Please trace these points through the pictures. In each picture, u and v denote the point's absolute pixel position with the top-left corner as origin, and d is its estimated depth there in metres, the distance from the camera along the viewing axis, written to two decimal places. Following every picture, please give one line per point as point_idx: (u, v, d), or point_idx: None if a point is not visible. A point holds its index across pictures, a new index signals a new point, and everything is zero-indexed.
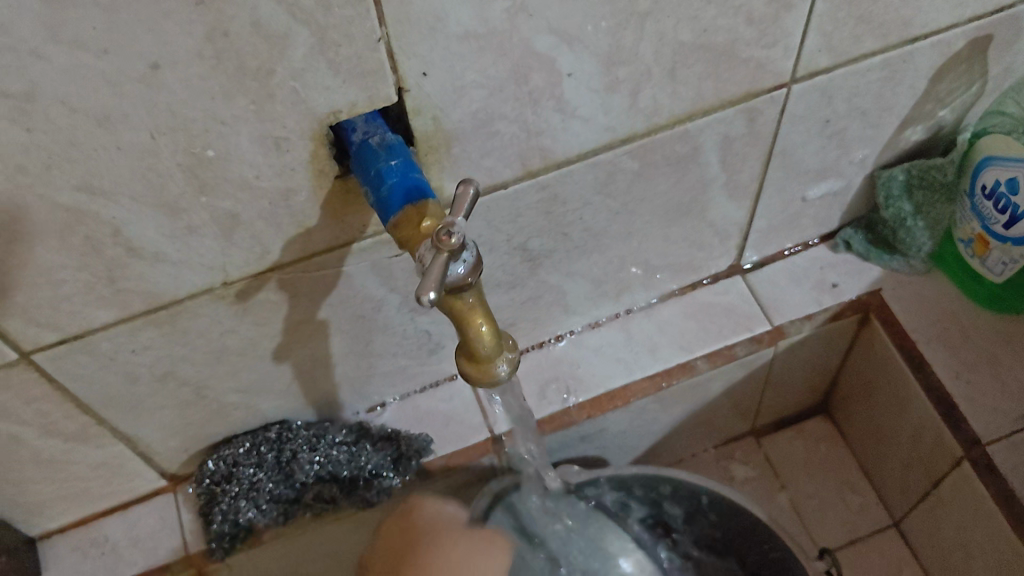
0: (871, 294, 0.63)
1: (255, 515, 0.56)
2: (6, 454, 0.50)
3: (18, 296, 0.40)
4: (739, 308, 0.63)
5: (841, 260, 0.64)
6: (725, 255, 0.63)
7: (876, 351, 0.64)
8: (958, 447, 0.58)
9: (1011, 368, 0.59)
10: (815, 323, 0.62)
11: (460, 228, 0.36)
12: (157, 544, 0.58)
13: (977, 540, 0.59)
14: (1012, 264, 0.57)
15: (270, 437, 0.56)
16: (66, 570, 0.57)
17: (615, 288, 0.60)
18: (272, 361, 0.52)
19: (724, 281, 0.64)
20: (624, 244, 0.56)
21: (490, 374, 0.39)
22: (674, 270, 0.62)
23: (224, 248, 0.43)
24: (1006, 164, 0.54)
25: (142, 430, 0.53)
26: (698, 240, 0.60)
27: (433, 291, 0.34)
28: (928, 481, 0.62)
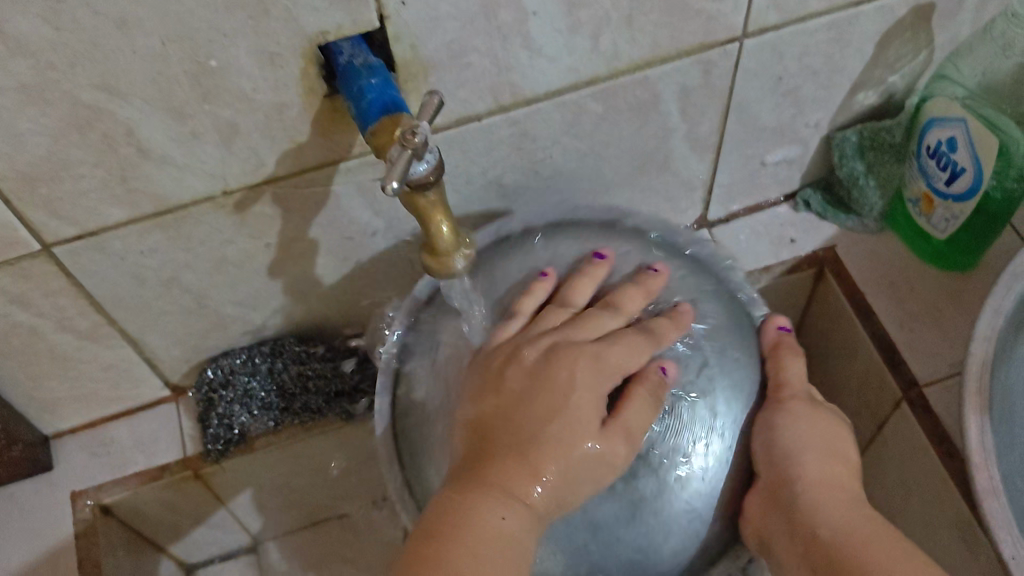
0: (826, 250, 0.68)
1: (247, 419, 0.63)
2: (25, 346, 0.55)
3: (43, 188, 0.46)
4: None
5: (800, 218, 0.70)
6: (690, 207, 0.68)
7: (829, 303, 0.70)
8: (899, 388, 0.63)
9: (952, 319, 0.63)
10: (772, 274, 0.68)
11: (423, 130, 0.41)
12: (158, 446, 0.63)
13: (916, 474, 0.64)
14: (954, 220, 0.61)
15: (264, 350, 0.63)
16: (74, 466, 0.63)
17: None
18: (267, 275, 0.58)
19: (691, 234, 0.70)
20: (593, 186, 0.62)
21: (447, 266, 0.45)
22: None
23: (224, 157, 0.48)
24: (945, 124, 0.58)
25: (148, 334, 0.59)
26: (663, 190, 0.65)
27: (397, 181, 0.39)
28: (874, 425, 0.68)
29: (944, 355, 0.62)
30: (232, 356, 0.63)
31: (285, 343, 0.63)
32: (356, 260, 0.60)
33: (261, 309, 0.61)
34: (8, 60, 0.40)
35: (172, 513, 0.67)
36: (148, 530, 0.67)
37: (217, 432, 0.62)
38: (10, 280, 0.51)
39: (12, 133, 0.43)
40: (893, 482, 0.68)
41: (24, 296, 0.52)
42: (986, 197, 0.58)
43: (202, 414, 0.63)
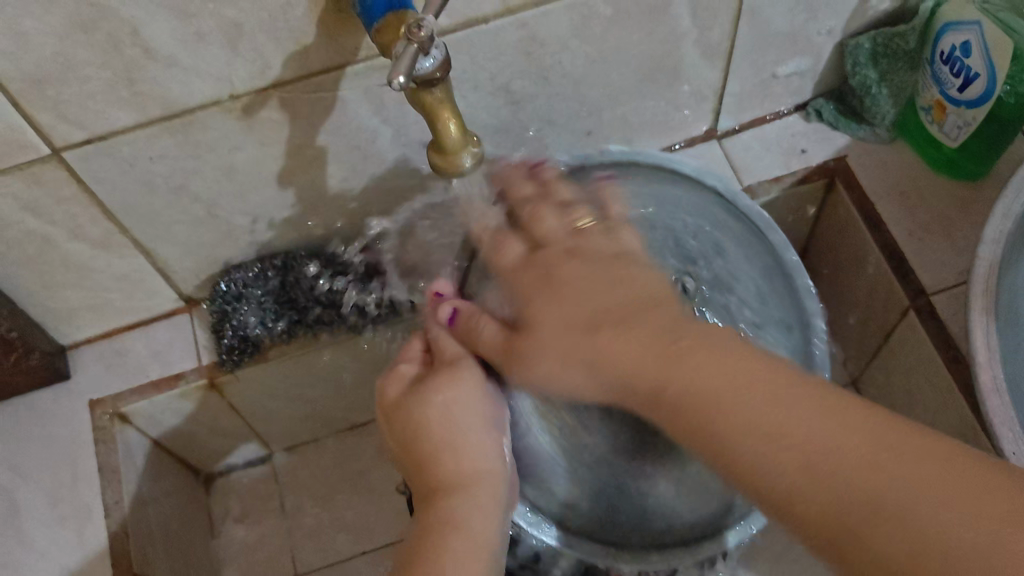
0: (837, 161, 0.67)
1: (261, 330, 0.63)
2: (39, 254, 0.56)
3: (50, 90, 0.46)
4: (713, 169, 0.68)
5: (811, 129, 0.69)
6: (700, 117, 0.67)
7: (839, 214, 0.69)
8: (906, 298, 0.63)
9: (963, 229, 0.63)
10: (782, 185, 0.67)
11: (429, 24, 0.40)
12: (173, 356, 0.64)
13: (920, 383, 0.64)
14: (966, 126, 0.60)
15: (276, 263, 0.63)
16: (92, 375, 0.64)
17: (597, 141, 0.66)
18: (276, 184, 0.58)
19: (701, 146, 0.69)
20: (602, 94, 0.61)
21: (455, 164, 0.45)
22: (652, 128, 0.67)
23: (230, 59, 0.48)
24: (960, 29, 0.57)
25: (160, 244, 0.59)
26: (673, 100, 0.64)
27: (403, 75, 0.39)
28: (881, 335, 0.68)
29: (953, 263, 0.62)
30: (244, 269, 0.63)
31: (297, 257, 0.64)
32: (366, 170, 0.60)
33: (272, 220, 0.61)
34: None
35: (189, 422, 0.68)
36: (166, 438, 0.69)
37: (234, 343, 0.63)
38: (21, 186, 0.51)
39: (16, 31, 0.43)
40: (899, 392, 0.68)
41: (36, 203, 0.52)
42: (1001, 100, 0.57)
43: (220, 325, 0.63)
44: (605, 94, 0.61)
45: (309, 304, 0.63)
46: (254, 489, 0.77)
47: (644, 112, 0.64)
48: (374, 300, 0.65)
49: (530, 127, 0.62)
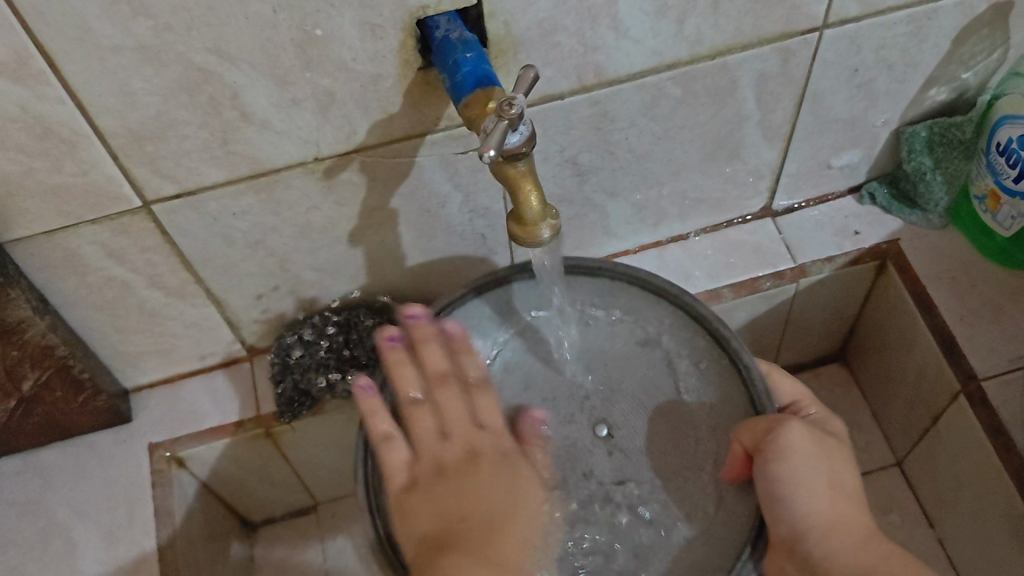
0: (889, 243, 0.69)
1: (323, 387, 0.64)
2: (117, 300, 0.58)
3: (150, 147, 0.48)
4: (766, 246, 0.70)
5: (864, 211, 0.70)
6: (755, 196, 0.69)
7: (890, 296, 0.70)
8: (957, 381, 0.63)
9: (1014, 316, 0.64)
10: (834, 265, 0.69)
11: (520, 102, 0.42)
12: (233, 404, 0.66)
13: (970, 468, 0.64)
14: (1019, 218, 0.61)
15: (339, 321, 0.64)
16: (152, 419, 0.66)
17: (654, 216, 0.68)
18: (347, 242, 0.60)
19: (755, 223, 0.71)
20: (664, 171, 0.63)
21: (534, 236, 0.46)
22: (708, 204, 0.68)
23: (320, 124, 0.50)
24: (1018, 122, 0.58)
25: (230, 295, 0.61)
26: (732, 178, 0.66)
27: (493, 150, 0.41)
28: (929, 418, 0.69)
29: (1004, 350, 0.63)
30: (308, 323, 0.65)
31: (359, 315, 0.64)
32: (432, 234, 0.62)
33: (340, 278, 0.63)
34: (132, 22, 0.42)
35: (240, 469, 0.69)
36: (216, 484, 0.69)
37: (293, 396, 0.64)
38: (109, 234, 0.53)
39: (126, 92, 0.45)
40: (946, 475, 0.69)
41: (120, 251, 0.54)
42: None
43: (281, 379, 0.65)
44: (666, 170, 0.63)
45: (370, 362, 0.64)
46: (296, 541, 0.77)
47: (702, 188, 0.66)
48: None
49: (592, 199, 0.64)
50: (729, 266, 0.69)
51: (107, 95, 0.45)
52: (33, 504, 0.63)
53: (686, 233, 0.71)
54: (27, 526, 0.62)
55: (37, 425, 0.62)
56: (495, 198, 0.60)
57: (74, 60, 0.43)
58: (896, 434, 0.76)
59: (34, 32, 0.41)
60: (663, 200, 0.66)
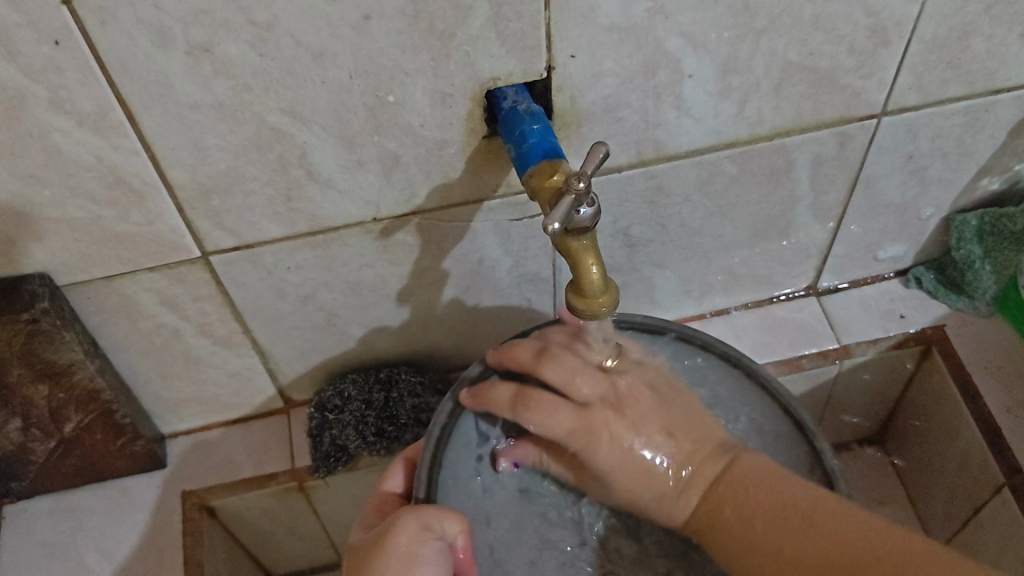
0: (935, 328, 0.68)
1: (362, 445, 0.63)
2: (165, 347, 0.58)
3: (216, 200, 0.49)
4: (810, 326, 0.70)
5: (910, 295, 0.71)
6: (801, 275, 0.69)
7: (933, 381, 0.69)
8: (1003, 473, 0.62)
9: None
10: (879, 347, 0.68)
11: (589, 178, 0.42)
12: (268, 456, 0.65)
13: (1014, 564, 0.63)
14: None
15: (380, 378, 0.64)
16: (186, 466, 0.65)
17: (700, 289, 0.68)
18: (395, 301, 0.60)
19: (799, 300, 0.71)
20: (713, 246, 0.63)
21: (595, 310, 0.46)
22: (754, 281, 0.69)
23: (382, 185, 0.51)
24: None
25: (276, 347, 0.61)
26: (779, 256, 0.66)
27: (558, 223, 0.40)
28: (970, 508, 0.68)
29: None
30: (350, 378, 0.64)
31: (401, 373, 0.64)
32: (480, 296, 0.62)
33: (384, 335, 0.63)
34: (212, 80, 0.43)
35: (269, 522, 0.69)
36: (244, 537, 0.69)
37: (330, 450, 0.63)
38: (165, 282, 0.54)
39: (199, 146, 0.46)
40: None
41: (174, 299, 0.55)
42: None
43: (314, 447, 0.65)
44: (715, 245, 0.63)
45: (410, 421, 0.63)
46: None
47: (750, 264, 0.66)
48: None
49: (639, 271, 0.64)
50: (771, 341, 0.69)
51: (179, 148, 0.46)
52: (63, 545, 0.62)
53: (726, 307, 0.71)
54: (55, 567, 0.61)
55: (74, 467, 0.62)
56: (545, 265, 0.61)
57: (151, 113, 0.44)
58: (935, 520, 0.74)
59: (117, 86, 0.42)
60: (710, 274, 0.66)
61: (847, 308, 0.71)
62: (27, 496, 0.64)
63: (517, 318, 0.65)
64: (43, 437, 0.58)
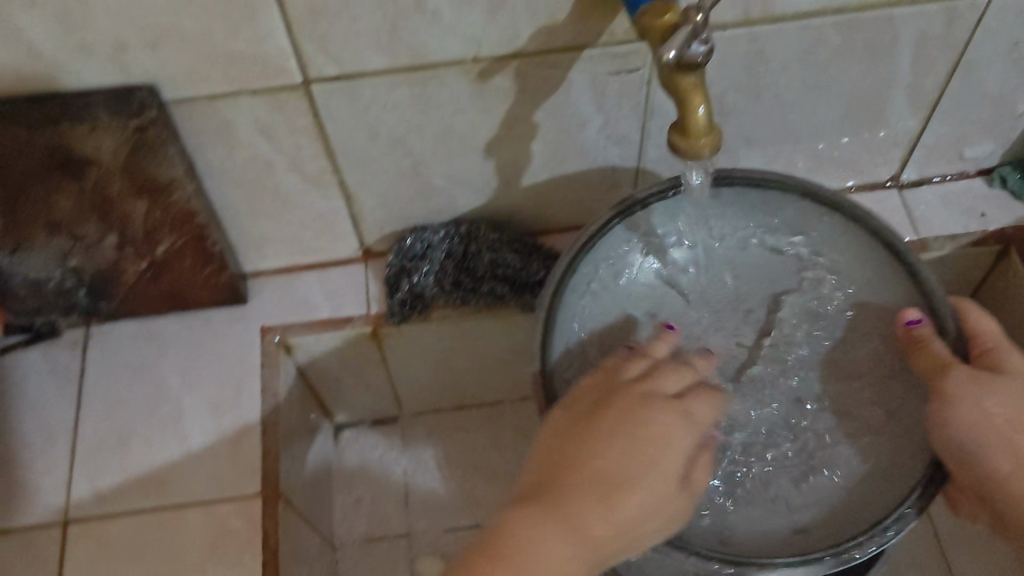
0: (1016, 228, 0.68)
1: (438, 292, 0.66)
2: (256, 178, 0.59)
3: (324, 24, 0.49)
4: (887, 216, 0.70)
5: (994, 194, 0.69)
6: (885, 164, 0.69)
7: (1012, 279, 0.70)
8: None
9: None
10: (957, 243, 0.68)
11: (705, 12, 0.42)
12: (345, 300, 0.67)
13: None
14: None
15: (461, 232, 0.65)
16: (265, 303, 0.67)
17: (782, 169, 0.67)
18: (482, 153, 0.60)
19: (882, 192, 0.71)
20: (802, 121, 0.63)
21: (696, 150, 0.46)
22: (837, 164, 0.68)
23: (487, 23, 0.51)
24: None
25: (361, 189, 0.62)
26: (867, 140, 0.66)
27: None
28: None
29: None
30: (437, 230, 0.66)
31: (481, 229, 0.65)
32: (566, 156, 0.62)
33: (466, 188, 0.64)
34: None
35: (341, 368, 0.70)
36: (315, 380, 0.71)
37: (406, 300, 0.65)
38: (265, 109, 0.54)
39: None
40: None
41: (272, 129, 0.55)
42: None
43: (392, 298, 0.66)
44: (804, 121, 0.63)
45: (487, 275, 0.66)
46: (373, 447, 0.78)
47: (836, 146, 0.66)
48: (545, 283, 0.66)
49: (726, 143, 0.64)
50: None
51: None
52: (147, 368, 0.64)
53: None
54: (136, 388, 0.64)
55: (160, 293, 0.64)
56: (634, 127, 0.60)
57: None
58: None
59: None
60: (794, 153, 0.66)
61: (927, 204, 0.70)
62: (113, 320, 0.66)
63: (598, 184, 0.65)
64: (135, 258, 0.60)
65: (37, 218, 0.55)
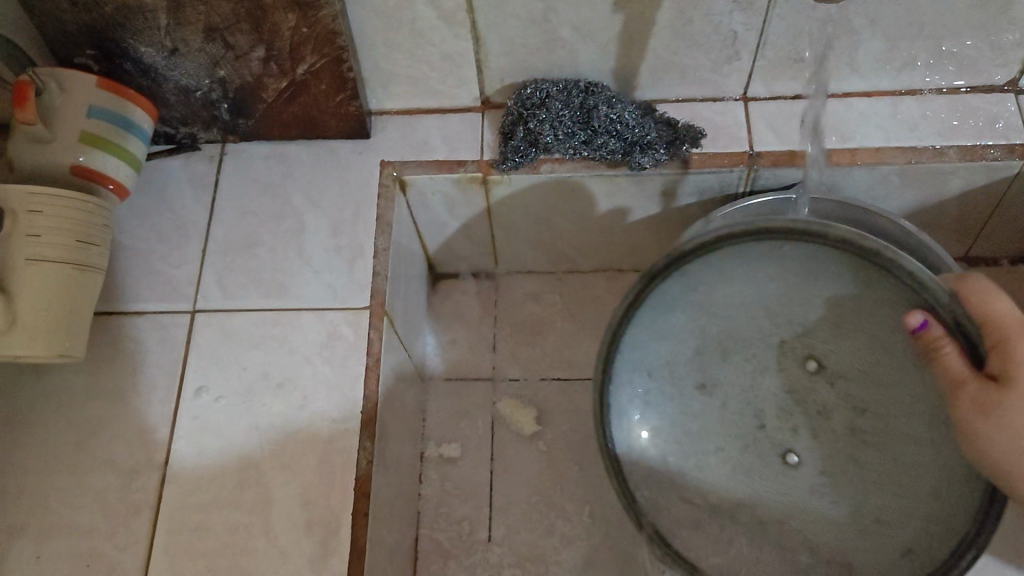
0: None
1: (551, 141, 0.67)
2: (396, 9, 0.63)
3: None
4: (1002, 118, 0.69)
5: None
6: (1006, 65, 0.68)
7: None
8: None
9: None
10: None
11: None
12: (460, 146, 0.71)
13: None
14: None
15: (578, 87, 0.68)
16: (387, 140, 0.72)
17: (901, 59, 0.68)
18: (610, 7, 0.62)
19: (997, 95, 0.70)
20: (929, 6, 0.63)
21: None
22: (959, 61, 0.68)
23: None
24: None
25: (490, 33, 0.65)
26: (993, 35, 0.66)
27: None
28: None
29: None
30: (554, 83, 0.68)
31: (597, 87, 0.68)
32: (692, 23, 0.64)
33: (590, 45, 0.66)
34: None
35: (449, 214, 0.74)
36: (422, 223, 0.75)
37: (521, 145, 0.68)
38: None
39: None
40: None
41: None
42: None
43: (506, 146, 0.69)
44: (932, 6, 0.63)
45: (602, 130, 0.67)
46: (467, 299, 0.82)
47: (959, 39, 0.66)
48: (654, 145, 0.67)
49: (849, 24, 0.65)
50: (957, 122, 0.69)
51: None
52: (275, 184, 0.70)
53: (922, 90, 0.70)
54: (264, 202, 0.69)
55: (294, 116, 0.69)
56: None
57: None
58: None
59: None
60: (916, 42, 0.67)
61: None
62: (249, 139, 0.71)
63: (718, 56, 0.67)
64: (278, 74, 0.65)
65: (197, 18, 0.60)
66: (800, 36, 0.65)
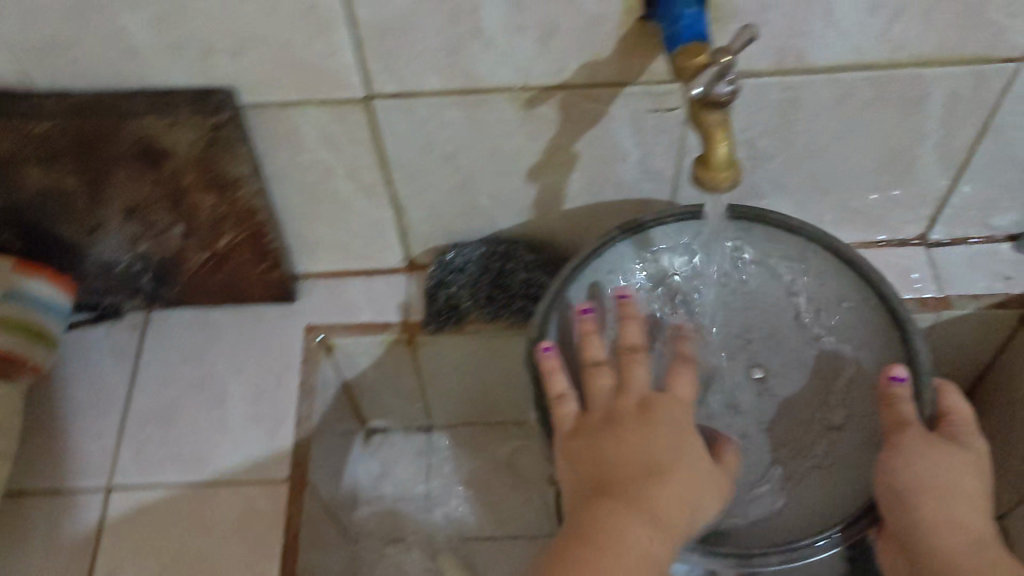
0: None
1: (470, 309, 0.70)
2: (315, 184, 0.64)
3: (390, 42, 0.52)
4: (913, 269, 0.71)
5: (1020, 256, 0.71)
6: (913, 222, 0.71)
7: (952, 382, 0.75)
8: None
9: None
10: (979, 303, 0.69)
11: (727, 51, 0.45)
12: (385, 306, 0.71)
13: None
14: None
15: (498, 251, 0.69)
16: (313, 301, 0.72)
17: (812, 216, 0.70)
18: (523, 178, 0.64)
19: (910, 248, 0.73)
20: (828, 174, 0.65)
21: (717, 182, 0.49)
22: (865, 220, 0.70)
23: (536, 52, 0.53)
24: None
25: (409, 202, 0.66)
26: (896, 197, 0.68)
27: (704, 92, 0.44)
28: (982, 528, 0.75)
29: None
30: (472, 246, 0.70)
31: (517, 249, 0.69)
32: (606, 189, 0.65)
33: (506, 208, 0.67)
34: None
35: (378, 374, 0.75)
36: (351, 384, 0.76)
37: (442, 308, 0.69)
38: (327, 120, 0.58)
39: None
40: None
41: (334, 138, 0.60)
42: None
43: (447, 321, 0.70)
44: (833, 176, 0.65)
45: (518, 294, 0.69)
46: (401, 451, 0.81)
47: (864, 202, 0.68)
48: None
49: (757, 186, 0.66)
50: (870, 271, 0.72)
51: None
52: (200, 354, 0.69)
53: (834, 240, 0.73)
54: (188, 371, 0.69)
55: (217, 285, 0.69)
56: (668, 162, 0.63)
57: None
58: None
59: None
60: (824, 204, 0.69)
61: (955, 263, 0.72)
62: (172, 307, 0.71)
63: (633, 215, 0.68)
64: (199, 247, 0.65)
65: (117, 198, 0.61)
66: (710, 200, 0.67)
